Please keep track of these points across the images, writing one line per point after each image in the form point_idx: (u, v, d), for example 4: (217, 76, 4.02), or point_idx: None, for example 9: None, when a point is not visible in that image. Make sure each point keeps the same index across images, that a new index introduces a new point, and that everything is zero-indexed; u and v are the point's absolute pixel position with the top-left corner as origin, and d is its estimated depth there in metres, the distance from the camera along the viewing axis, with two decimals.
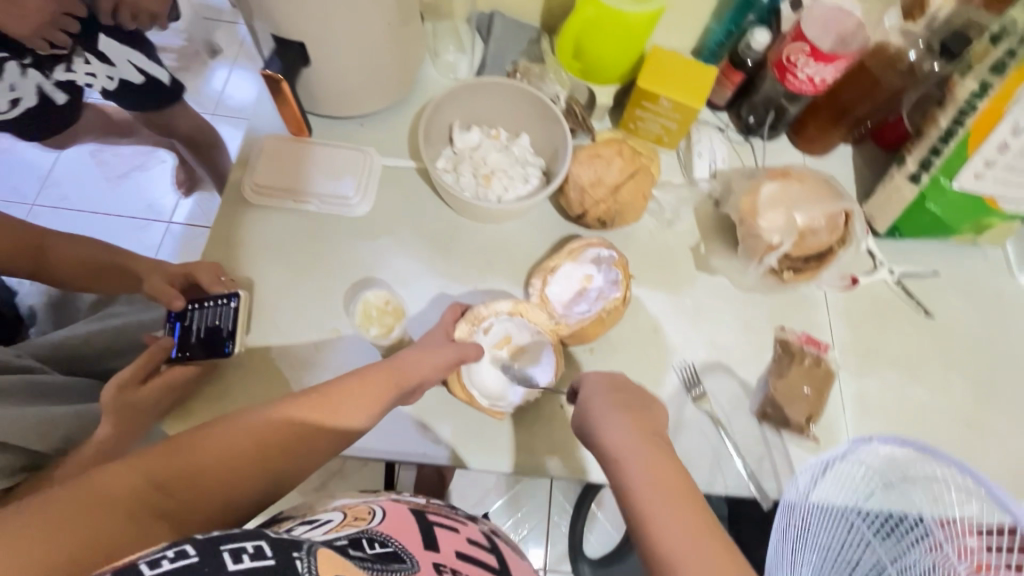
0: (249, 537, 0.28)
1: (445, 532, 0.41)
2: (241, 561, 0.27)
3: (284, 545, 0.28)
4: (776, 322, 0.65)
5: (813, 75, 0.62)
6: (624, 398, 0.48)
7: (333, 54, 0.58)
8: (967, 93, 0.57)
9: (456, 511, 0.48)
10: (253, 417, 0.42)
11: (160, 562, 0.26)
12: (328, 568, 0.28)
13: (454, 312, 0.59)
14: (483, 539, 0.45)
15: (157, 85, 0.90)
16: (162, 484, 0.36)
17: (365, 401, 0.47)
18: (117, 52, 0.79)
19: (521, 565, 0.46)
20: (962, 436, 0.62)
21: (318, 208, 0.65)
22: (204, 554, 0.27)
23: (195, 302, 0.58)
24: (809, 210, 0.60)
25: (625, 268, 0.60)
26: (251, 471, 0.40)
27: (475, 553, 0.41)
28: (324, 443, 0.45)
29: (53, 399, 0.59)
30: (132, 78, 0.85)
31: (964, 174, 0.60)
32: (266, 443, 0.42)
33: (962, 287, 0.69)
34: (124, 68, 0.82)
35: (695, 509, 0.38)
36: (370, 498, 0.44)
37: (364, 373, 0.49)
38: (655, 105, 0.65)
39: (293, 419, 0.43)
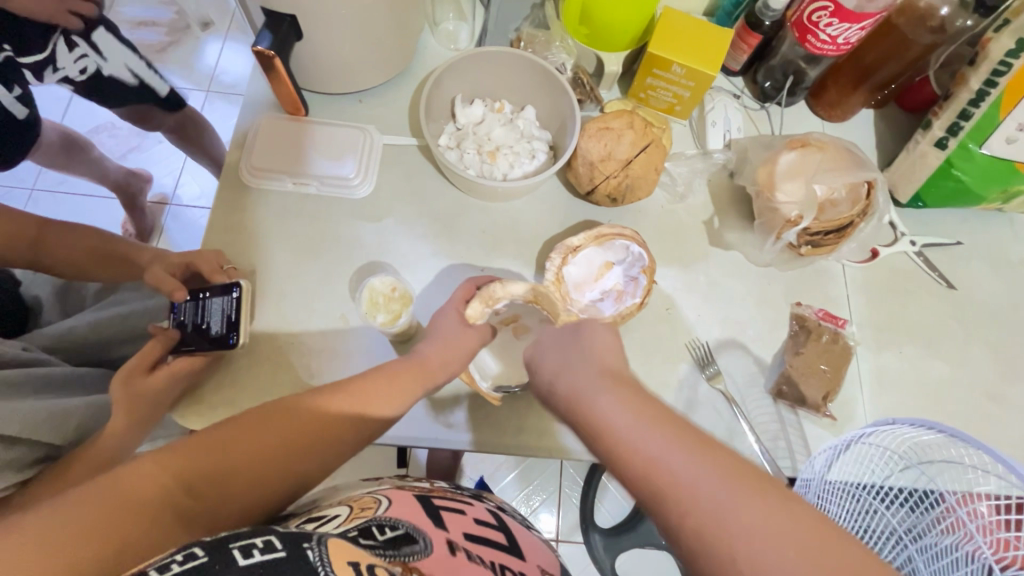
0: (257, 533, 0.28)
1: (452, 515, 0.41)
2: (253, 556, 0.27)
3: (293, 537, 0.28)
4: (793, 297, 0.63)
5: (836, 35, 0.58)
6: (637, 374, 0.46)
7: (326, 27, 0.55)
8: (1001, 51, 0.54)
9: (461, 492, 0.48)
10: (279, 411, 0.42)
11: (170, 566, 0.26)
12: (339, 556, 0.28)
13: (466, 291, 0.56)
14: (491, 517, 0.44)
15: (150, 94, 0.84)
16: (193, 487, 0.37)
17: (393, 394, 0.47)
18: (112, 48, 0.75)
19: (530, 541, 0.45)
20: (982, 410, 0.61)
21: (318, 190, 0.63)
22: (214, 553, 0.27)
23: (196, 294, 0.56)
24: (829, 180, 0.58)
25: (649, 271, 0.57)
26: (279, 468, 0.41)
27: (481, 533, 0.40)
28: (346, 439, 0.44)
29: (64, 390, 0.59)
30: (123, 79, 0.78)
31: (995, 138, 0.57)
32: (295, 437, 0.42)
33: (986, 256, 0.67)
34: (116, 67, 0.77)
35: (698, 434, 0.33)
36: (375, 488, 0.44)
37: (387, 369, 0.49)
38: (667, 73, 0.62)
39: (325, 411, 0.44)
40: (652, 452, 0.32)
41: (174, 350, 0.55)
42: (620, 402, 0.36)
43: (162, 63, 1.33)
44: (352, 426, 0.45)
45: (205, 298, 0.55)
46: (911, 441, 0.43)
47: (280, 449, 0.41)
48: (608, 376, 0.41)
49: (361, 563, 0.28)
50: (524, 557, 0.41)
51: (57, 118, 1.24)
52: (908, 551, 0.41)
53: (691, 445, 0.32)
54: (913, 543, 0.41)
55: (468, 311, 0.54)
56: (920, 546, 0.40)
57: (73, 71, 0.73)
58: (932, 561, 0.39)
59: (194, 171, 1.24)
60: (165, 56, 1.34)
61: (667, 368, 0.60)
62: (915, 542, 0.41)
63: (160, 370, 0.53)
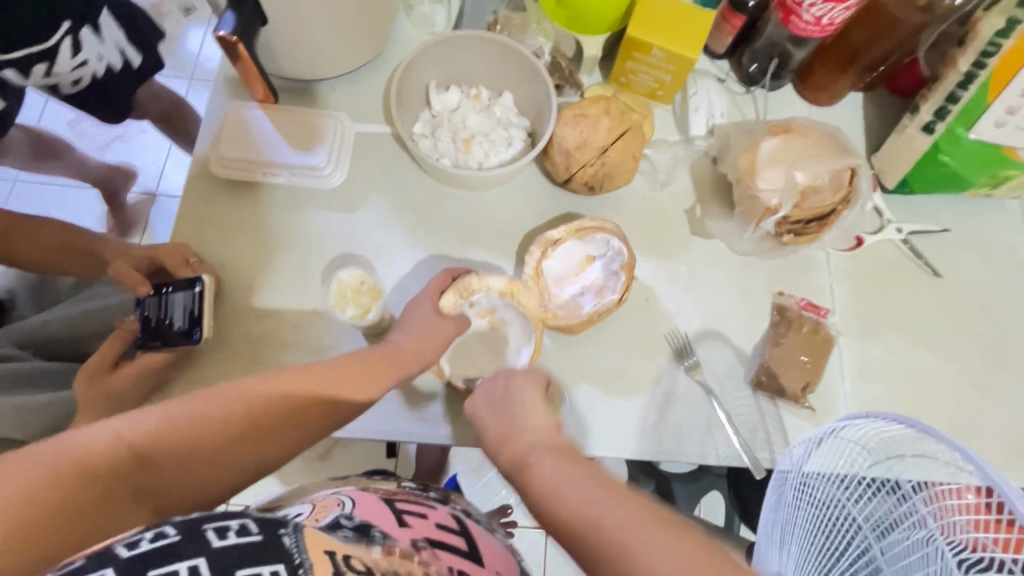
0: (232, 516, 0.29)
1: (415, 519, 0.40)
2: (226, 538, 0.27)
3: (268, 522, 0.29)
4: (775, 286, 0.62)
5: (821, 15, 0.56)
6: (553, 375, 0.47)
7: (291, 12, 0.53)
8: (989, 31, 0.51)
9: (427, 495, 0.47)
10: (248, 387, 0.40)
11: (138, 543, 0.27)
12: (315, 544, 0.29)
13: (441, 280, 0.55)
14: (453, 522, 0.43)
15: (134, 72, 0.74)
16: (148, 458, 0.36)
17: (366, 381, 0.46)
18: (110, 27, 0.65)
19: (493, 547, 0.44)
20: (965, 400, 0.60)
21: (289, 180, 0.61)
22: (186, 533, 0.27)
23: (161, 288, 0.55)
24: (811, 166, 0.56)
25: (630, 268, 0.56)
26: (238, 451, 0.40)
27: (442, 537, 0.39)
28: (313, 424, 0.43)
29: (36, 385, 0.59)
30: (114, 62, 0.69)
31: (984, 123, 0.55)
32: (261, 423, 0.40)
33: (974, 243, 0.65)
34: (108, 49, 0.67)
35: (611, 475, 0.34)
36: (339, 489, 0.43)
37: (361, 357, 0.47)
38: (647, 56, 0.60)
39: (299, 394, 0.42)
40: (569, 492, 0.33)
41: (139, 346, 0.54)
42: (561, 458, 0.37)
43: None
44: (321, 412, 0.43)
45: (169, 293, 0.54)
46: (884, 434, 0.41)
47: (244, 432, 0.40)
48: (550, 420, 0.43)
49: (338, 553, 0.29)
50: (482, 565, 0.40)
51: (34, 121, 1.19)
52: (870, 546, 0.41)
53: (607, 487, 0.33)
54: (877, 540, 0.41)
55: (442, 300, 0.54)
56: (885, 546, 0.40)
57: (67, 76, 0.66)
58: (898, 559, 0.38)
59: (179, 160, 1.21)
60: None
61: (646, 360, 0.59)
62: (879, 539, 0.41)
63: (126, 368, 0.53)
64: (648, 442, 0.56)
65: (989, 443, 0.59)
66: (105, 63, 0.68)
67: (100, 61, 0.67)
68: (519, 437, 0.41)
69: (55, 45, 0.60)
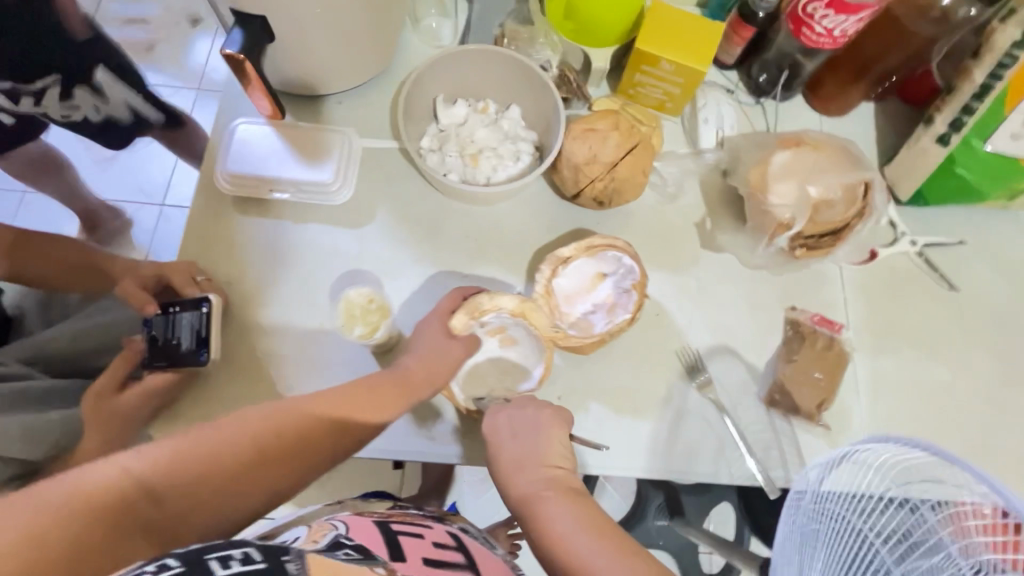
0: (234, 545, 0.28)
1: (410, 540, 0.39)
2: (230, 566, 0.27)
3: (271, 550, 0.29)
4: (787, 301, 0.61)
5: (832, 27, 0.56)
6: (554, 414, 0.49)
7: (299, 29, 0.53)
8: (1006, 43, 0.51)
9: (422, 515, 0.46)
10: (256, 413, 0.41)
11: None
12: (320, 570, 0.28)
13: (452, 300, 0.54)
14: (450, 538, 0.42)
15: (143, 125, 0.85)
16: (154, 493, 0.36)
17: (376, 404, 0.46)
18: (114, 88, 0.75)
19: (494, 561, 0.43)
20: (983, 416, 0.59)
21: (295, 197, 0.61)
22: (189, 564, 0.26)
23: (168, 307, 0.55)
24: (823, 180, 0.56)
25: (642, 288, 0.56)
26: (246, 483, 0.40)
27: (440, 556, 0.39)
28: (321, 451, 0.43)
29: (44, 403, 0.58)
30: (118, 116, 0.80)
31: (999, 135, 0.55)
32: (269, 450, 0.40)
33: (990, 255, 0.64)
34: (116, 105, 0.78)
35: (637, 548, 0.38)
36: (334, 515, 0.42)
37: (371, 380, 0.47)
38: (655, 69, 0.60)
39: (307, 418, 0.42)
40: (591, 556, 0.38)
41: (148, 365, 0.54)
42: (572, 516, 0.41)
43: (155, 60, 1.32)
44: (330, 439, 0.43)
45: (177, 313, 0.54)
46: (902, 457, 0.39)
47: (251, 459, 0.40)
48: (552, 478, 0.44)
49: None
50: None
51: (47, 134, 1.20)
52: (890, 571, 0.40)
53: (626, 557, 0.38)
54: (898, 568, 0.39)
55: (452, 321, 0.53)
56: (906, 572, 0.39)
57: (61, 112, 0.74)
58: None
59: (186, 170, 1.20)
60: (156, 54, 1.32)
61: (656, 377, 0.58)
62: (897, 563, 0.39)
63: (133, 387, 0.53)
64: (660, 461, 0.56)
65: (1008, 461, 0.58)
66: (106, 114, 0.78)
67: (99, 112, 0.77)
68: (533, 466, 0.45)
69: (49, 90, 0.70)
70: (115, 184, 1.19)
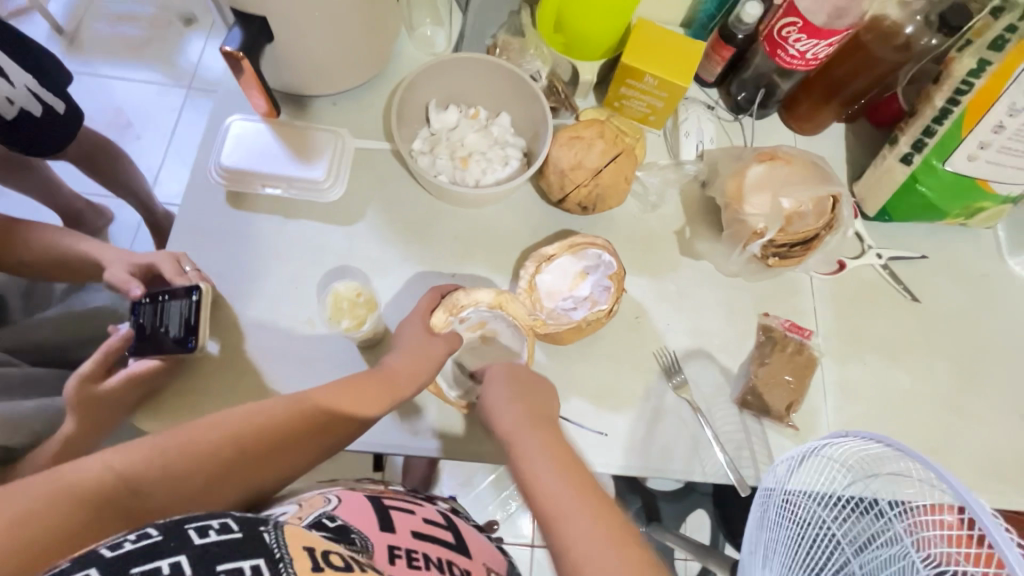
0: (214, 515, 0.29)
1: (400, 514, 0.39)
2: (207, 535, 0.28)
3: (250, 520, 0.30)
4: (761, 308, 0.64)
5: (805, 50, 0.59)
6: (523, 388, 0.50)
7: (298, 30, 0.54)
8: (964, 70, 0.55)
9: (415, 495, 0.46)
10: (240, 410, 0.41)
11: (122, 544, 0.26)
12: (295, 539, 0.29)
13: (430, 299, 0.55)
14: (440, 517, 0.42)
15: (58, 123, 0.75)
16: (136, 486, 0.35)
17: (362, 403, 0.46)
18: (12, 69, 0.68)
19: (479, 540, 0.43)
20: (942, 421, 0.62)
21: (288, 193, 0.62)
22: (168, 532, 0.27)
23: (155, 296, 0.55)
24: (795, 194, 0.59)
25: (619, 279, 0.58)
26: (230, 480, 0.39)
27: (429, 531, 0.39)
28: (305, 448, 0.43)
29: (21, 392, 0.58)
30: (31, 110, 0.71)
31: (958, 155, 0.58)
32: (250, 448, 0.40)
33: (950, 269, 0.68)
34: (20, 93, 0.69)
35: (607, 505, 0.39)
36: (327, 490, 0.41)
37: (355, 379, 0.47)
38: (640, 83, 0.63)
39: (290, 413, 0.42)
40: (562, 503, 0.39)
41: (134, 351, 0.54)
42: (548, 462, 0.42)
43: (146, 57, 1.32)
44: (314, 439, 0.44)
45: (165, 301, 0.54)
46: (864, 452, 0.41)
47: (234, 457, 0.39)
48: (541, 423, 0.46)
49: (317, 549, 0.29)
50: (470, 555, 0.40)
51: None
52: (850, 564, 0.41)
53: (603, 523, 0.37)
54: (855, 555, 0.41)
55: (433, 319, 0.54)
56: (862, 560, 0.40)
57: None
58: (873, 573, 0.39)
59: (173, 167, 1.25)
60: (146, 51, 1.33)
61: (636, 378, 0.60)
62: (858, 556, 0.41)
63: (118, 374, 0.54)
64: (635, 457, 0.57)
65: (965, 465, 0.61)
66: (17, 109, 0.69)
67: (11, 104, 0.68)
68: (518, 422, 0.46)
69: None
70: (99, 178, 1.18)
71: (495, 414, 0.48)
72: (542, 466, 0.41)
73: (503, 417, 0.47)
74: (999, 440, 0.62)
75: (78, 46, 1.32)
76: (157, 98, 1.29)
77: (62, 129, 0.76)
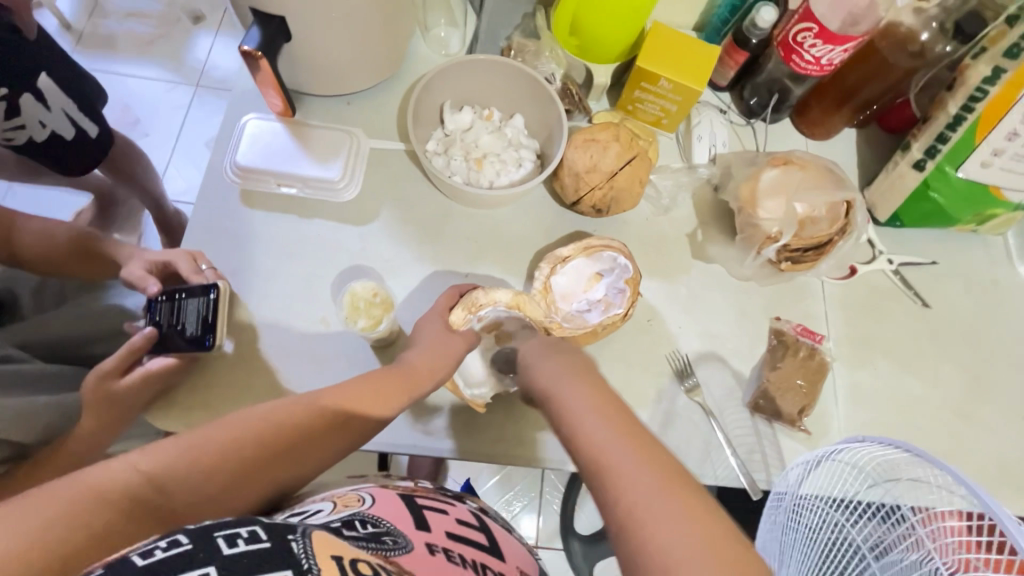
0: (242, 523, 0.29)
1: (434, 514, 0.39)
2: (236, 544, 0.27)
3: (277, 529, 0.29)
4: (772, 312, 0.64)
5: (820, 56, 0.59)
6: (558, 348, 0.48)
7: (316, 30, 0.54)
8: (977, 78, 0.55)
9: (444, 492, 0.46)
10: (260, 409, 0.41)
11: (153, 552, 0.26)
12: (322, 548, 0.29)
13: (450, 298, 0.55)
14: (473, 517, 0.42)
15: (87, 142, 0.80)
16: (162, 484, 0.35)
17: (380, 400, 0.46)
18: (53, 94, 0.72)
19: (511, 542, 0.43)
20: (952, 427, 0.62)
21: (303, 192, 0.62)
22: (197, 541, 0.27)
23: (177, 293, 0.55)
24: (809, 198, 0.60)
25: (634, 283, 0.58)
26: (252, 481, 0.39)
27: (465, 533, 0.39)
28: (325, 446, 0.43)
29: (35, 387, 0.58)
30: (64, 132, 0.76)
31: (970, 163, 0.58)
32: (271, 449, 0.40)
33: (961, 276, 0.68)
34: (57, 115, 0.74)
35: (657, 454, 0.36)
36: (358, 486, 0.42)
37: (373, 375, 0.47)
38: (654, 86, 0.63)
39: (308, 417, 0.42)
40: (604, 447, 0.37)
41: (155, 349, 0.55)
42: (589, 405, 0.40)
43: (154, 54, 1.32)
44: (335, 437, 0.44)
45: (183, 299, 0.55)
46: (880, 458, 0.41)
47: (256, 456, 0.39)
48: (579, 368, 0.45)
49: (345, 558, 0.29)
50: (504, 558, 0.40)
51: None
52: (872, 568, 0.42)
53: (653, 465, 0.35)
54: (876, 561, 0.41)
55: (452, 317, 0.54)
56: (883, 563, 0.41)
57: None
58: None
59: (181, 164, 1.25)
60: (154, 49, 1.33)
61: (648, 380, 0.60)
62: (879, 559, 0.41)
63: (136, 371, 0.54)
64: None
65: (974, 471, 0.61)
66: (51, 131, 0.74)
67: (45, 127, 0.73)
68: (539, 370, 0.45)
69: None
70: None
71: (534, 372, 0.46)
72: (588, 418, 0.39)
73: (542, 371, 0.45)
74: (1009, 447, 0.62)
75: (86, 43, 1.32)
76: (165, 96, 1.30)
77: (91, 148, 0.81)
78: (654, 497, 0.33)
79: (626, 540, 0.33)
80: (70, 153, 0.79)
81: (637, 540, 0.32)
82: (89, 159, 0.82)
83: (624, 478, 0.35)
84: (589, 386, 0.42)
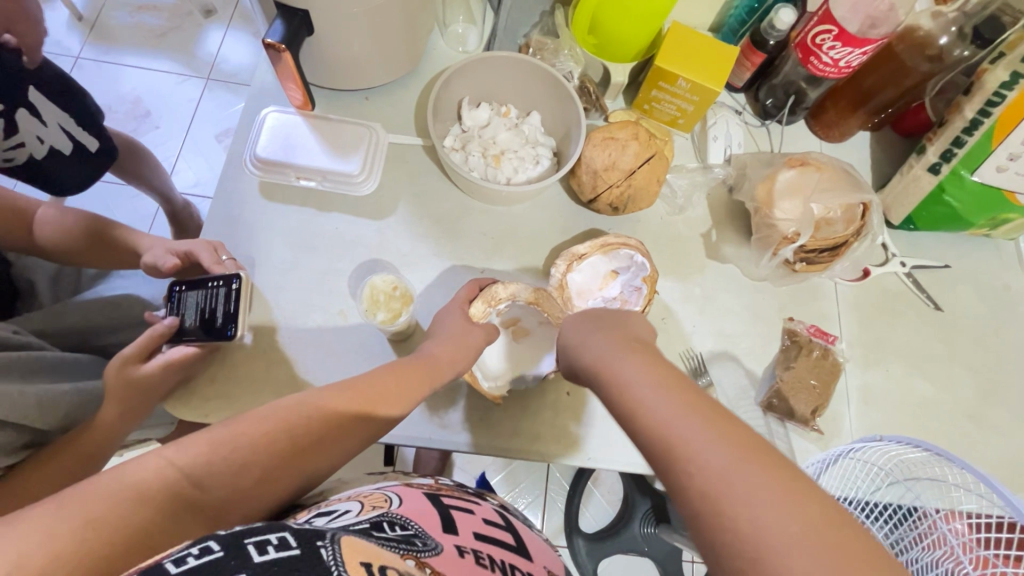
0: (272, 528, 0.27)
1: (462, 514, 0.40)
2: (266, 552, 0.25)
3: (307, 535, 0.27)
4: (785, 312, 0.64)
5: (839, 58, 0.59)
6: (600, 323, 0.45)
7: (338, 25, 0.55)
8: (995, 83, 0.55)
9: (466, 489, 0.46)
10: (288, 400, 0.41)
11: (185, 559, 0.24)
12: (352, 555, 0.27)
13: (470, 290, 0.57)
14: (498, 517, 0.43)
15: (84, 157, 0.79)
16: (199, 480, 0.35)
17: (403, 394, 0.46)
18: (47, 108, 0.70)
19: (536, 540, 0.44)
20: (963, 429, 0.63)
21: (322, 185, 0.62)
22: (230, 548, 0.25)
23: (182, 284, 0.57)
24: (825, 201, 0.60)
25: (651, 281, 0.58)
26: (281, 473, 0.39)
27: (491, 533, 0.39)
28: (350, 439, 0.43)
29: (54, 374, 0.59)
30: (62, 147, 0.74)
31: (986, 166, 0.59)
32: (298, 442, 0.40)
33: (973, 280, 0.69)
34: (53, 130, 0.72)
35: (731, 423, 0.29)
36: (383, 485, 0.42)
37: (398, 369, 0.47)
38: (672, 86, 0.63)
39: (333, 410, 0.42)
40: (667, 421, 0.30)
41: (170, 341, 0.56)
42: (643, 377, 0.34)
43: (164, 48, 1.32)
44: (358, 429, 0.44)
45: (182, 292, 0.57)
46: (901, 457, 0.42)
47: (284, 448, 0.39)
48: (626, 341, 0.41)
49: (374, 564, 0.27)
50: (531, 558, 0.40)
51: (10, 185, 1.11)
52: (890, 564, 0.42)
53: (732, 435, 0.28)
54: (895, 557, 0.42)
55: (472, 309, 0.56)
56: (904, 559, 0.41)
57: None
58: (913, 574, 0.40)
59: (191, 158, 1.25)
60: (165, 41, 1.33)
61: None
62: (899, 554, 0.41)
63: (156, 359, 0.54)
64: None
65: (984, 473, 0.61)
66: (49, 146, 0.72)
67: (43, 142, 0.71)
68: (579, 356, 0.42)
69: None
70: (119, 195, 1.18)
71: (578, 351, 0.43)
72: (637, 390, 0.33)
73: (584, 351, 0.42)
74: (1018, 449, 0.62)
75: (96, 34, 1.32)
76: (175, 88, 1.30)
77: (88, 162, 0.79)
78: (735, 475, 0.27)
79: (703, 525, 0.27)
80: (68, 168, 0.77)
81: (723, 525, 0.26)
82: (88, 175, 0.81)
83: (689, 460, 0.28)
84: (641, 355, 0.37)
